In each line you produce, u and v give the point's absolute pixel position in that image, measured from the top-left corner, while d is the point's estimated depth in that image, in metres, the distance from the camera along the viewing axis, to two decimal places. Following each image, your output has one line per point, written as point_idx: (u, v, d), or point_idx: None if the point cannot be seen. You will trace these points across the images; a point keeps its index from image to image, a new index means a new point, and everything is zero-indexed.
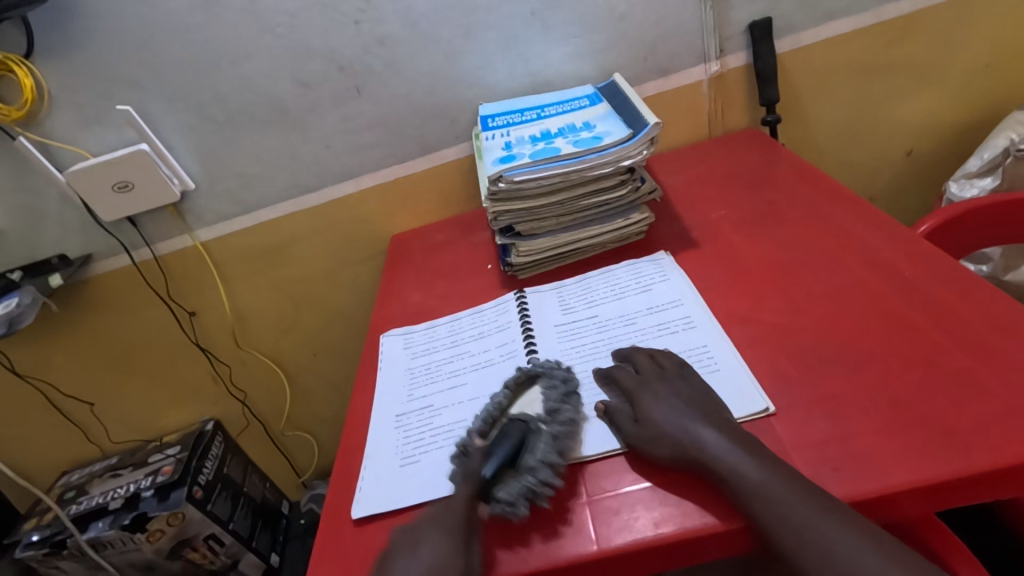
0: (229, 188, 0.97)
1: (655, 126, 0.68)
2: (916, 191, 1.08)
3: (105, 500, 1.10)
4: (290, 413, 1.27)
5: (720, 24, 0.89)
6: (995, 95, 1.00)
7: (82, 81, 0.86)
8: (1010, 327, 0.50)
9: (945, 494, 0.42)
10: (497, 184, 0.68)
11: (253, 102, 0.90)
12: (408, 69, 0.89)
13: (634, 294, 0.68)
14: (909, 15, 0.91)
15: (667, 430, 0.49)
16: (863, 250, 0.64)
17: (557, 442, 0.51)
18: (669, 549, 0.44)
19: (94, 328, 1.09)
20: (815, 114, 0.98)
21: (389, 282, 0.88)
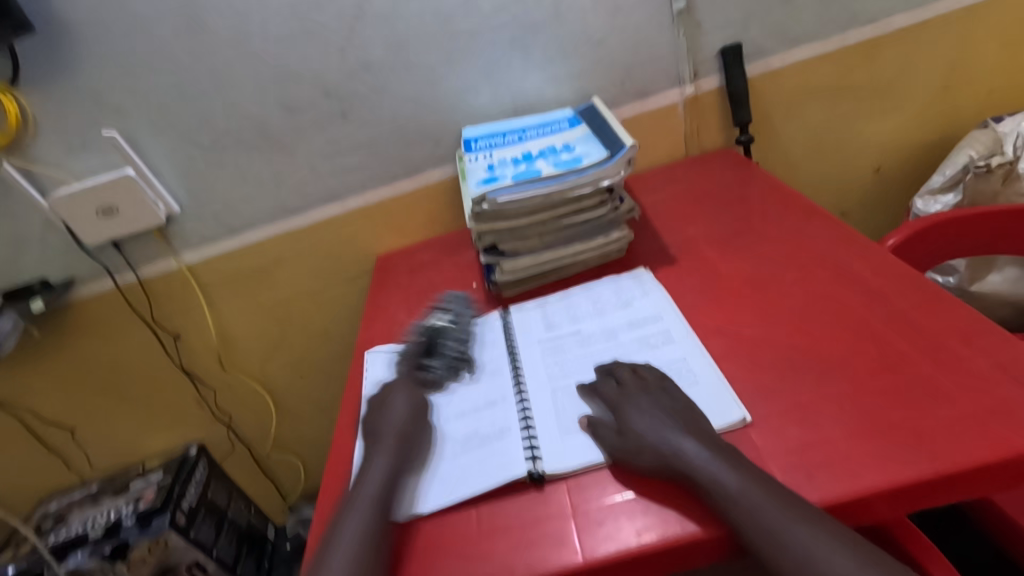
0: (215, 211, 0.98)
1: (632, 148, 0.70)
2: (885, 206, 1.13)
3: (85, 529, 1.08)
4: (275, 436, 1.26)
5: (693, 49, 0.93)
6: (955, 115, 1.05)
7: (67, 107, 0.87)
8: (971, 335, 0.53)
9: (914, 498, 0.44)
10: (481, 206, 0.70)
11: (239, 127, 0.92)
12: (392, 93, 0.91)
13: (615, 310, 0.69)
14: (870, 41, 0.96)
15: (648, 441, 0.50)
16: (832, 264, 0.66)
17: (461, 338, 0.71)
18: (652, 558, 0.45)
19: (76, 353, 1.08)
20: (785, 134, 1.02)
21: (375, 302, 0.89)
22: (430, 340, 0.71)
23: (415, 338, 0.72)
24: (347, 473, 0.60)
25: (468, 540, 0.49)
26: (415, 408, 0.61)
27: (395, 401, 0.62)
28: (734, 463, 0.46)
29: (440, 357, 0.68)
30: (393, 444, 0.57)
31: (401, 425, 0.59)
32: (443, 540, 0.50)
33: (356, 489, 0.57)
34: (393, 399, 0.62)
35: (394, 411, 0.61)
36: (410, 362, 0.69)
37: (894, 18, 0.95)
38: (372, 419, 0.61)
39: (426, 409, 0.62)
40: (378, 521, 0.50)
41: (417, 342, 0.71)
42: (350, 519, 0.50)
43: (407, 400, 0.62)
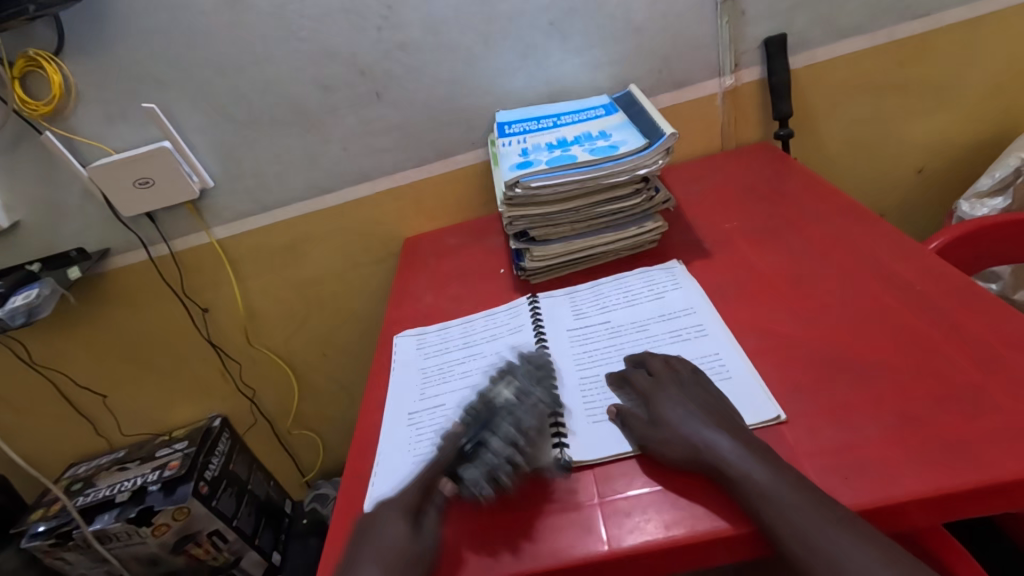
0: (247, 187, 0.99)
1: (671, 137, 0.68)
2: (926, 209, 1.09)
3: (112, 492, 1.11)
4: (297, 412, 1.28)
5: (736, 38, 0.91)
6: (1007, 116, 1.01)
7: (109, 80, 0.88)
8: (1021, 342, 0.51)
9: (956, 506, 0.43)
10: (514, 190, 0.70)
11: (274, 104, 0.92)
12: (427, 75, 0.91)
13: (646, 301, 0.68)
14: (922, 35, 0.92)
15: (676, 434, 0.49)
16: (874, 264, 0.64)
17: (521, 422, 0.53)
18: (678, 552, 0.44)
19: (107, 322, 1.10)
20: (826, 130, 0.99)
21: (402, 284, 0.89)
22: (475, 432, 0.54)
23: (448, 414, 0.55)
24: (372, 451, 0.61)
25: (492, 523, 0.49)
26: (407, 551, 0.47)
27: (389, 534, 0.48)
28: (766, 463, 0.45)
29: (478, 463, 0.51)
30: None
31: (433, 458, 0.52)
32: (468, 519, 0.50)
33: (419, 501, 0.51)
34: (381, 533, 0.48)
35: (382, 548, 0.47)
36: (436, 467, 0.52)
37: (948, 13, 0.91)
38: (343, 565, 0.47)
39: (425, 554, 0.47)
40: None
41: (467, 435, 0.54)
42: None
43: (404, 535, 0.47)
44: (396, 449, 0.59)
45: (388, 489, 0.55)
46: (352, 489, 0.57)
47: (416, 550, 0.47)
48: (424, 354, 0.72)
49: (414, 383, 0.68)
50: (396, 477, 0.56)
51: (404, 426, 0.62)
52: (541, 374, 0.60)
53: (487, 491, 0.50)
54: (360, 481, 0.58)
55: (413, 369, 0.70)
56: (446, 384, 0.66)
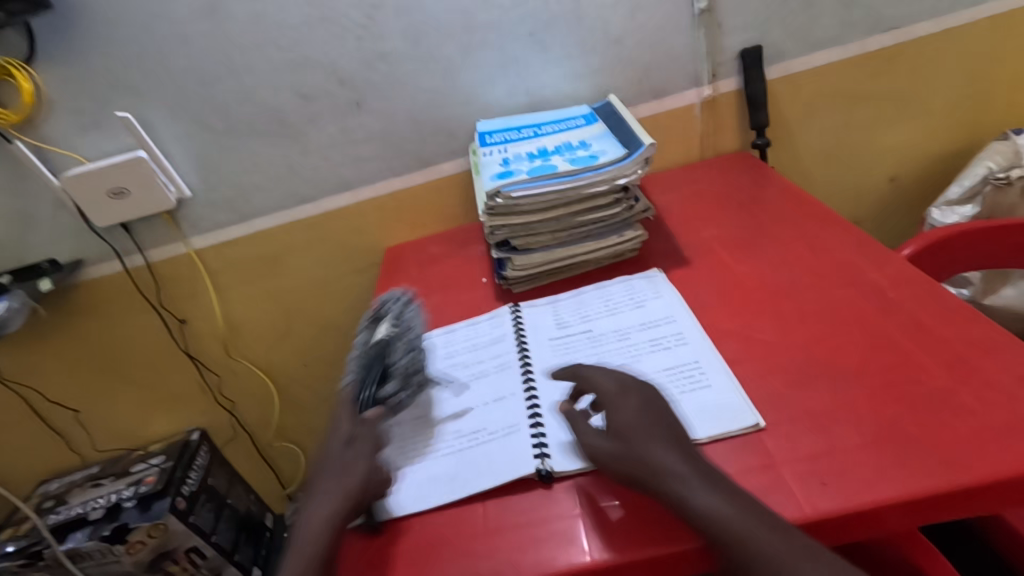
0: (226, 197, 0.97)
1: (650, 147, 0.69)
2: (899, 216, 1.12)
3: (85, 509, 1.08)
4: (278, 424, 1.26)
5: (712, 50, 0.92)
6: (974, 126, 1.04)
7: (83, 88, 0.87)
8: (990, 347, 0.52)
9: (929, 510, 0.44)
10: (495, 200, 0.70)
11: (252, 113, 0.91)
12: (408, 84, 0.91)
13: (627, 309, 0.69)
14: (892, 47, 0.95)
15: (623, 447, 0.49)
16: (849, 271, 0.66)
17: (411, 348, 0.66)
18: (657, 562, 0.45)
19: (80, 334, 1.08)
20: (802, 139, 1.01)
21: (383, 294, 0.88)
22: (374, 358, 0.64)
23: (358, 354, 0.65)
24: None
25: (473, 536, 0.49)
26: (365, 473, 0.52)
27: (352, 464, 0.53)
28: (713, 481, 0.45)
29: (397, 380, 0.63)
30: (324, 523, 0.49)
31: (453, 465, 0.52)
32: (450, 534, 0.50)
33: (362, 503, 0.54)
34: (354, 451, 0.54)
35: (347, 473, 0.52)
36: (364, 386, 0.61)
37: (917, 26, 0.93)
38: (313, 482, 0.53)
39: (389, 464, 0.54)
40: None
41: (370, 355, 0.64)
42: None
43: (363, 464, 0.53)
44: (377, 462, 0.59)
45: (369, 503, 0.54)
46: None
47: (365, 475, 0.52)
48: None
49: None
50: None
51: (385, 438, 0.61)
52: (410, 307, 0.73)
53: (407, 396, 0.63)
54: None
55: None
56: (427, 395, 0.65)
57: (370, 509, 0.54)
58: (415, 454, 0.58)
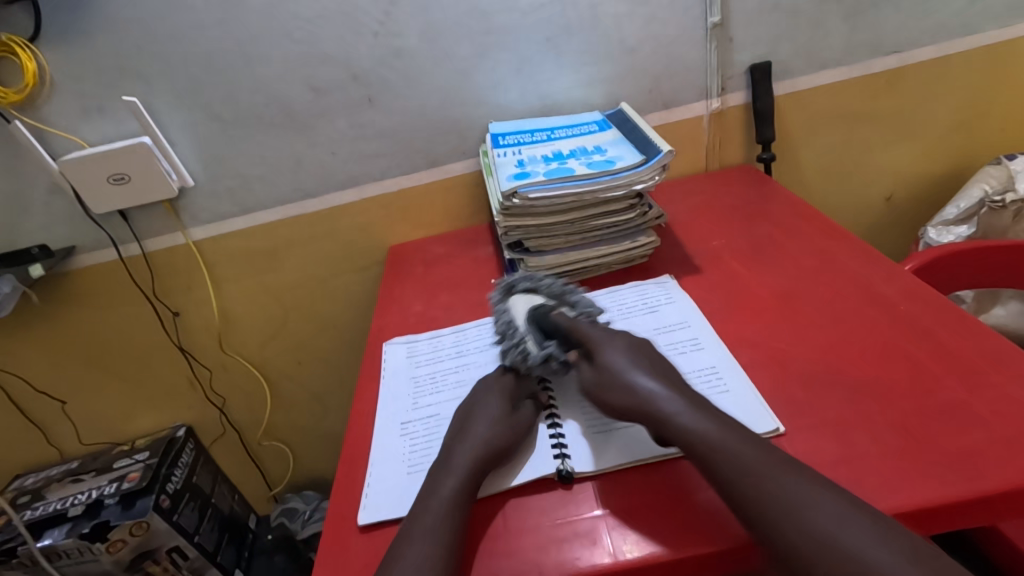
0: (229, 188, 0.96)
1: (667, 154, 0.70)
2: (894, 234, 1.14)
3: (63, 505, 1.04)
4: (268, 423, 1.23)
5: (723, 64, 0.94)
6: (968, 150, 1.07)
7: (88, 70, 0.84)
8: (1000, 359, 0.53)
9: (948, 518, 0.44)
10: (512, 200, 0.70)
11: (262, 104, 0.90)
12: (421, 82, 0.91)
13: (641, 314, 0.69)
14: (895, 70, 0.97)
15: (506, 420, 0.55)
16: (859, 283, 0.67)
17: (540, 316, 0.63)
18: (682, 564, 0.44)
19: (68, 323, 1.04)
20: (805, 155, 1.04)
21: (389, 292, 0.87)
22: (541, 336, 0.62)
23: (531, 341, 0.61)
24: (364, 461, 0.59)
25: (493, 535, 0.48)
26: (504, 423, 0.55)
27: (481, 413, 0.56)
28: (673, 382, 0.53)
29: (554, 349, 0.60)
30: (461, 482, 0.49)
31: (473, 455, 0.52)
32: (486, 523, 0.49)
33: (376, 498, 0.54)
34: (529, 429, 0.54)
35: (477, 430, 0.54)
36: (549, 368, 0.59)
37: (918, 51, 0.96)
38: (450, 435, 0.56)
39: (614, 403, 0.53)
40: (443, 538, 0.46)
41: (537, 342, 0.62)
42: (417, 528, 0.47)
43: (498, 405, 0.56)
44: (390, 460, 0.58)
45: (384, 500, 0.54)
46: (343, 501, 0.55)
47: (511, 426, 0.55)
48: (415, 363, 0.70)
49: (406, 392, 0.66)
50: (392, 488, 0.55)
51: (398, 436, 0.60)
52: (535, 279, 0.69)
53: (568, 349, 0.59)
54: (352, 490, 0.56)
55: (404, 378, 0.69)
56: (439, 393, 0.65)
57: (385, 506, 0.53)
58: (429, 452, 0.58)
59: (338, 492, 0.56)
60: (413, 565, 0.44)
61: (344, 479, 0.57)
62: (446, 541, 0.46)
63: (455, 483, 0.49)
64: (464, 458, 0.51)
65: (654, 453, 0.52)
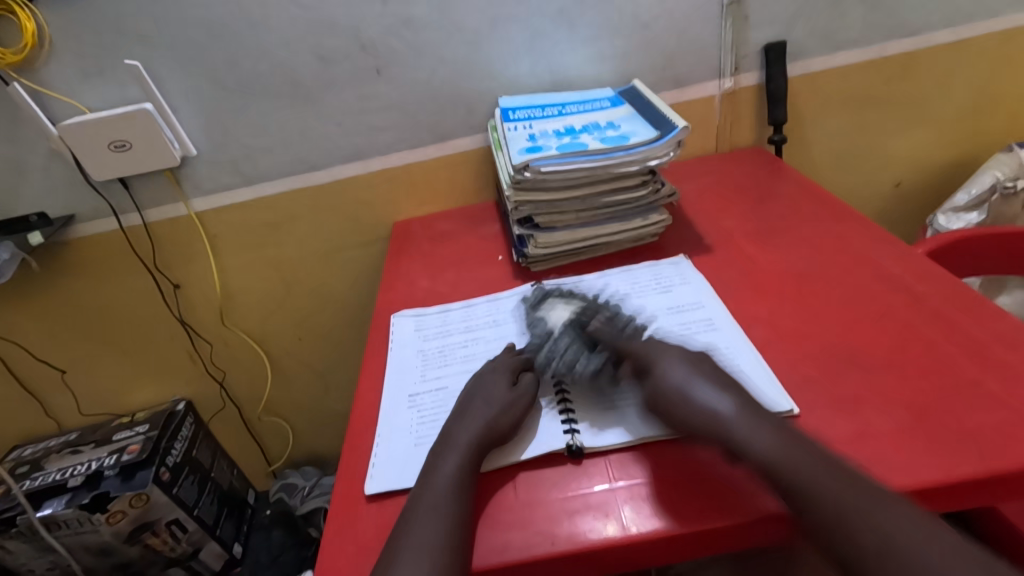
0: (232, 159, 0.94)
1: (683, 129, 0.69)
2: (902, 221, 1.14)
3: (63, 476, 1.03)
4: (269, 398, 1.23)
5: (738, 42, 0.92)
6: (980, 137, 1.06)
7: (89, 33, 0.82)
8: (1015, 340, 0.53)
9: (960, 495, 0.44)
10: (523, 173, 0.69)
11: (267, 73, 0.88)
12: (430, 54, 0.89)
13: (654, 293, 0.68)
14: (911, 53, 0.96)
15: (510, 398, 0.54)
16: (873, 265, 0.66)
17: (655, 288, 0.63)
18: (694, 538, 0.44)
19: (68, 294, 1.03)
20: (815, 138, 1.02)
21: (394, 268, 0.87)
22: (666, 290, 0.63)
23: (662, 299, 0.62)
24: (371, 433, 0.59)
25: (504, 508, 0.48)
26: (510, 401, 0.54)
27: (490, 389, 0.55)
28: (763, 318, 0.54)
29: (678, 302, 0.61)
30: (465, 458, 0.49)
31: (480, 431, 0.51)
32: (493, 498, 0.49)
33: (383, 469, 0.54)
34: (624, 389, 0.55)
35: (480, 408, 0.53)
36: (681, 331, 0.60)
37: (935, 34, 0.95)
38: (455, 410, 0.55)
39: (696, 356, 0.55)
40: (448, 514, 0.45)
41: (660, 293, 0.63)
42: (422, 505, 0.46)
43: (504, 385, 0.55)
44: (397, 432, 0.57)
45: (391, 471, 0.53)
46: (349, 471, 0.55)
47: (516, 402, 0.54)
48: (423, 337, 0.70)
49: (414, 365, 0.66)
50: (399, 460, 0.54)
51: (405, 408, 0.60)
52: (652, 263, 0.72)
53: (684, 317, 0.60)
54: (359, 460, 0.56)
55: (411, 351, 0.68)
56: (447, 367, 0.64)
57: (392, 477, 0.53)
58: (437, 424, 0.57)
59: (345, 463, 0.56)
60: (420, 541, 0.44)
61: (351, 451, 0.57)
62: (450, 517, 0.45)
63: (458, 460, 0.49)
64: (469, 435, 0.51)
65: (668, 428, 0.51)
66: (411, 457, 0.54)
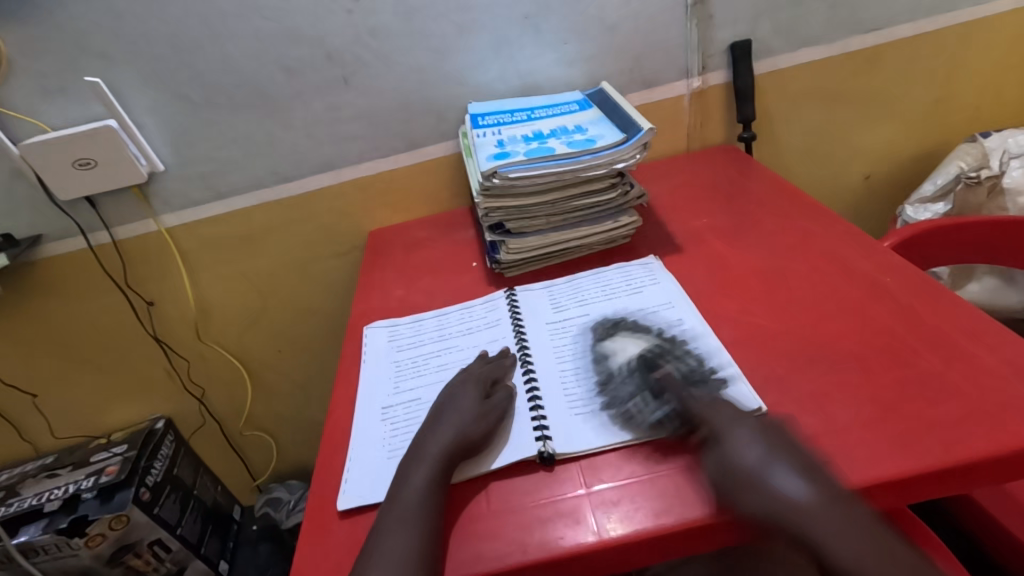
0: (201, 173, 0.93)
1: (648, 132, 0.69)
2: (873, 213, 1.16)
3: (39, 501, 1.01)
4: (250, 412, 1.21)
5: (704, 42, 0.93)
6: (945, 128, 1.08)
7: (48, 50, 0.81)
8: (974, 331, 0.54)
9: (924, 487, 0.45)
10: (491, 180, 0.69)
11: (233, 86, 0.87)
12: (397, 62, 0.88)
13: (624, 295, 0.69)
14: (874, 48, 0.97)
15: (480, 407, 0.54)
16: (839, 260, 0.67)
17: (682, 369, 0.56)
18: (665, 540, 0.45)
19: (38, 315, 1.01)
20: (785, 135, 1.04)
21: (368, 278, 0.86)
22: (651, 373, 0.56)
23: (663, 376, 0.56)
24: (343, 447, 0.58)
25: (476, 518, 0.48)
26: (480, 411, 0.54)
27: (461, 400, 0.55)
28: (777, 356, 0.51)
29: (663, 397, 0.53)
30: (434, 470, 0.49)
31: (450, 443, 0.51)
32: (465, 508, 0.49)
33: (355, 484, 0.53)
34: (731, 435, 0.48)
35: (450, 420, 0.53)
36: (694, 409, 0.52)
37: (896, 29, 0.96)
38: (426, 421, 0.55)
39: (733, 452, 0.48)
40: (417, 528, 0.45)
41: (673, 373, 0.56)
42: (391, 520, 0.46)
43: (474, 395, 0.55)
44: (369, 446, 0.57)
45: (363, 485, 0.53)
46: (322, 487, 0.54)
47: (486, 412, 0.54)
48: (396, 347, 0.69)
49: (387, 376, 0.65)
50: (372, 474, 0.54)
51: (378, 421, 0.60)
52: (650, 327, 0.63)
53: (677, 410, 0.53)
54: (331, 476, 0.55)
55: (385, 362, 0.68)
56: (420, 377, 0.64)
57: (364, 492, 0.52)
58: (409, 435, 0.57)
59: (317, 479, 0.55)
60: (389, 556, 0.44)
61: (324, 467, 0.57)
62: (419, 531, 0.45)
63: (427, 473, 0.49)
64: (439, 447, 0.51)
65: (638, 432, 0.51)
66: (384, 470, 0.54)
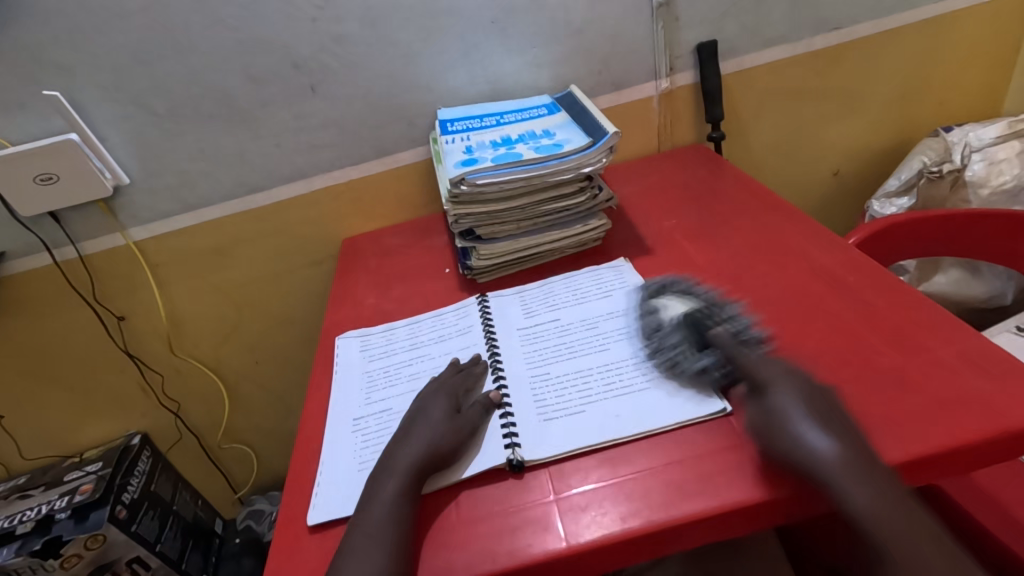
0: (169, 185, 0.91)
1: (614, 135, 0.70)
2: (842, 208, 1.18)
3: (11, 524, 0.99)
4: (228, 425, 1.20)
5: (670, 43, 0.94)
6: (909, 123, 1.10)
7: (4, 64, 0.79)
8: (933, 325, 0.55)
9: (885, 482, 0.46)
10: (460, 187, 0.69)
11: (198, 96, 0.86)
12: (365, 68, 0.88)
13: (595, 299, 0.69)
14: (837, 46, 0.99)
15: (450, 419, 0.54)
16: (803, 257, 0.68)
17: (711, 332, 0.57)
18: (632, 543, 0.45)
19: (4, 334, 0.99)
20: (754, 133, 1.05)
21: (341, 286, 0.85)
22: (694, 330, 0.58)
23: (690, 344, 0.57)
24: (315, 460, 0.58)
25: (447, 528, 0.48)
26: (450, 423, 0.54)
27: (431, 412, 0.55)
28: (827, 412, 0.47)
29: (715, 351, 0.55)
30: (402, 483, 0.49)
31: (418, 455, 0.51)
32: (435, 519, 0.49)
33: (324, 497, 0.53)
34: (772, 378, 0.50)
35: (419, 433, 0.53)
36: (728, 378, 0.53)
37: (859, 27, 0.98)
38: (396, 434, 0.55)
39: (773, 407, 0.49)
40: (385, 542, 0.45)
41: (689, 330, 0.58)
42: (360, 534, 0.46)
43: (444, 407, 0.55)
44: (342, 458, 0.57)
45: (334, 498, 0.53)
46: (293, 501, 0.54)
47: (456, 423, 0.54)
48: (368, 357, 0.69)
49: (359, 387, 0.65)
50: (341, 486, 0.54)
51: (349, 433, 0.59)
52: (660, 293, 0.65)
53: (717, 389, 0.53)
54: (302, 490, 0.55)
55: (357, 372, 0.67)
56: (392, 387, 0.64)
57: (335, 505, 0.52)
58: (379, 447, 0.57)
59: (288, 494, 0.55)
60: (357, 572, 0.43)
61: (295, 481, 0.56)
62: (388, 545, 0.45)
63: (396, 486, 0.49)
64: (408, 460, 0.51)
65: (606, 437, 0.52)
66: (353, 484, 0.54)
